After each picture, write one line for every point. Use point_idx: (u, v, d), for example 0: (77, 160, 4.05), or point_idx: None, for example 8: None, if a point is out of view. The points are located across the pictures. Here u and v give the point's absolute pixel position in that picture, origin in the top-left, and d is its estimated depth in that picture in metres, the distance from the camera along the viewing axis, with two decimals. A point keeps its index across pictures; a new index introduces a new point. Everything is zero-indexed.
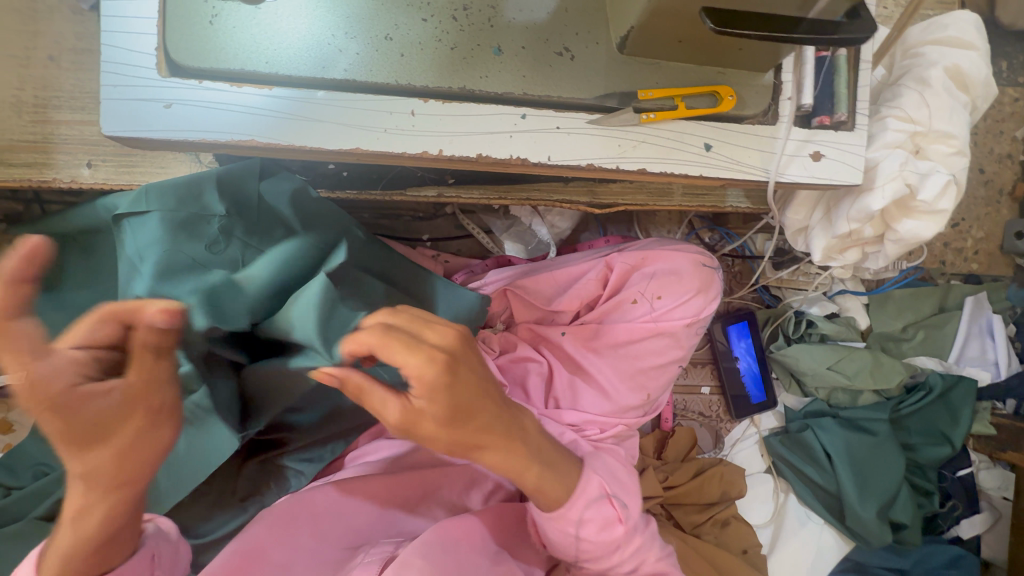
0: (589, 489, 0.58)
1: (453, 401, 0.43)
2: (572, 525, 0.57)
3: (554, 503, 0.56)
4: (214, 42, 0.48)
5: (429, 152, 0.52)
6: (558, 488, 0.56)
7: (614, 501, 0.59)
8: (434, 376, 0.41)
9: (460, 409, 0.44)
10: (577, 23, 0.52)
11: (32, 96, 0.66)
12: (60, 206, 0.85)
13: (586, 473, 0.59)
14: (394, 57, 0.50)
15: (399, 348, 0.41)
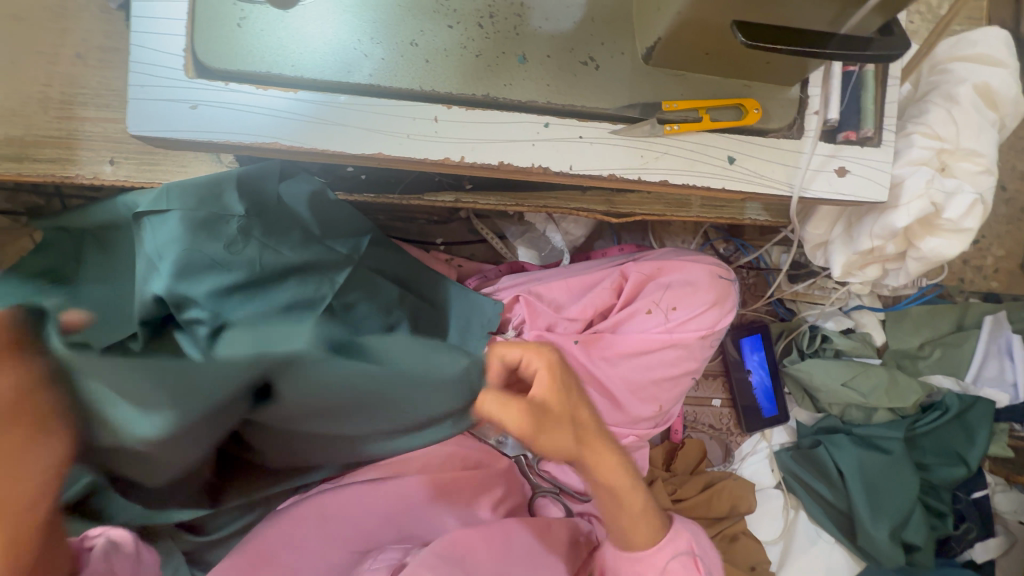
0: (678, 543, 0.62)
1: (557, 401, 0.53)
2: (654, 572, 0.60)
3: (639, 546, 0.60)
4: (241, 44, 0.48)
5: (451, 159, 0.52)
6: (647, 527, 0.60)
7: (699, 561, 0.62)
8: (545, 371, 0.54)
9: (569, 419, 0.53)
10: (603, 33, 0.52)
11: (58, 93, 0.67)
12: (80, 201, 0.85)
13: (672, 530, 0.62)
14: (419, 63, 0.50)
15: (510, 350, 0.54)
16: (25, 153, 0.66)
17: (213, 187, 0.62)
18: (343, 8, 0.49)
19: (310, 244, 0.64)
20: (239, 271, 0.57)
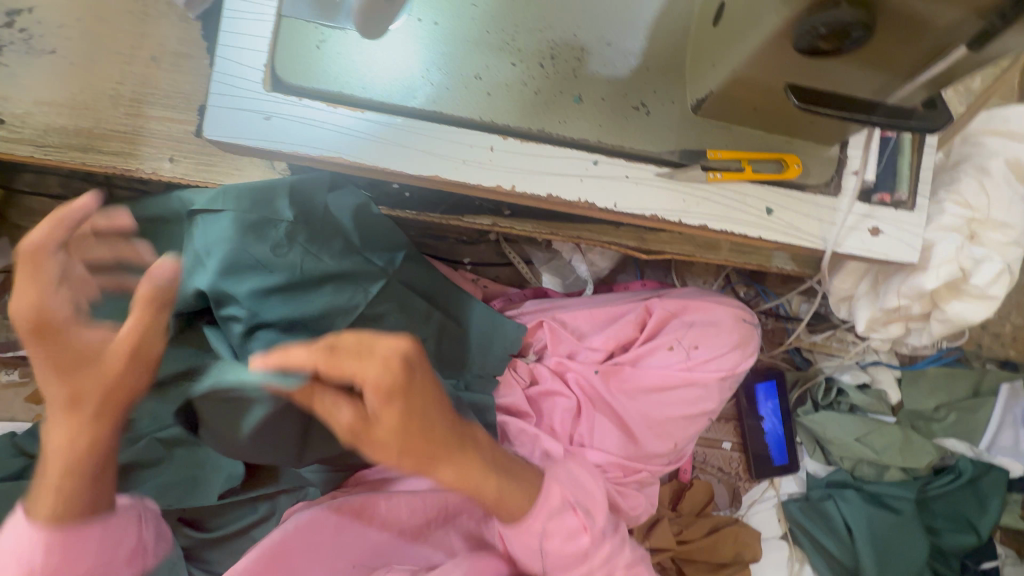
0: (551, 500, 0.61)
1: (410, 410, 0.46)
2: (536, 537, 0.61)
3: (517, 513, 0.60)
4: (318, 64, 0.52)
5: (501, 187, 0.55)
6: (516, 499, 0.59)
7: (577, 510, 0.63)
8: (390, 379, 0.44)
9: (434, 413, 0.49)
10: (656, 82, 0.55)
11: (130, 91, 0.71)
12: (127, 192, 0.88)
13: (547, 484, 0.62)
14: (481, 95, 0.53)
15: (353, 359, 0.44)
16: (91, 144, 0.70)
17: (266, 193, 0.63)
18: (416, 39, 0.52)
19: (348, 254, 0.68)
20: (280, 275, 0.63)
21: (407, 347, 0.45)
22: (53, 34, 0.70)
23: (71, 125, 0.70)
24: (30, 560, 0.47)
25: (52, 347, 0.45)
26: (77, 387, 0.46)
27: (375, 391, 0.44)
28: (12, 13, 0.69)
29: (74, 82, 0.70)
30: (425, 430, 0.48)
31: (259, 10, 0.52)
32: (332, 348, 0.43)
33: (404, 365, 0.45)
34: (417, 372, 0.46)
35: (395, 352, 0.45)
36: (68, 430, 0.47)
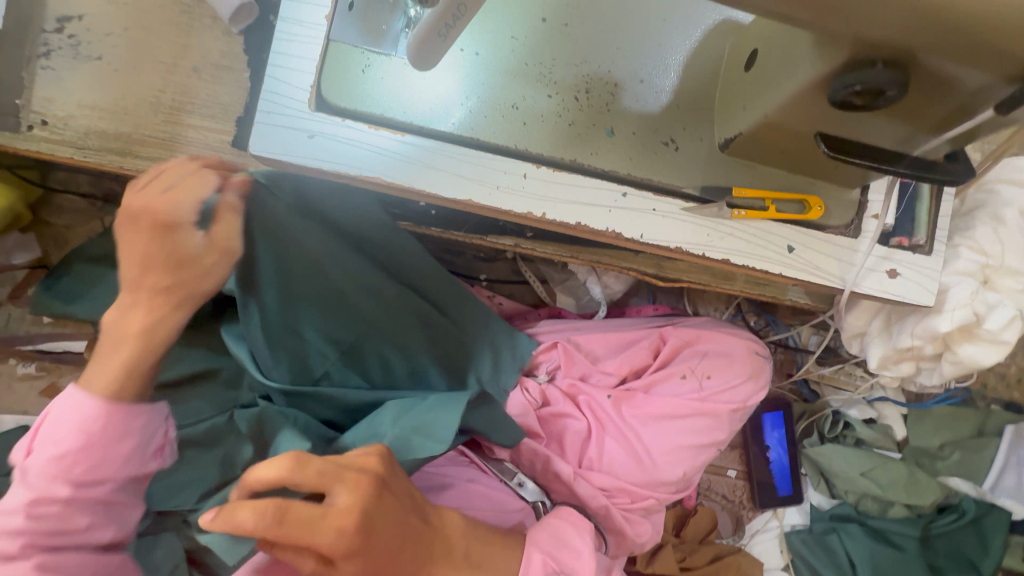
0: (531, 571, 0.59)
1: (374, 553, 0.46)
2: None
3: None
4: (363, 86, 0.53)
5: (532, 214, 0.56)
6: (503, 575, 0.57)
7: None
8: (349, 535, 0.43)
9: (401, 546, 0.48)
10: (685, 119, 0.57)
11: (170, 99, 0.73)
12: None
13: (527, 551, 0.60)
14: (517, 124, 0.55)
15: (303, 524, 0.42)
16: (130, 148, 0.72)
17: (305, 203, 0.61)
18: (457, 67, 0.54)
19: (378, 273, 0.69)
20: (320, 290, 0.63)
21: (364, 494, 0.45)
22: (100, 41, 0.73)
23: (111, 130, 0.72)
24: (86, 430, 0.51)
25: (169, 239, 0.49)
26: (177, 283, 0.51)
27: (338, 549, 0.43)
28: (62, 19, 0.72)
29: (117, 88, 0.72)
30: (385, 552, 0.47)
31: (309, 34, 0.55)
32: (280, 514, 0.42)
33: (359, 518, 0.44)
34: (373, 511, 0.45)
35: (354, 487, 0.45)
36: (138, 324, 0.52)
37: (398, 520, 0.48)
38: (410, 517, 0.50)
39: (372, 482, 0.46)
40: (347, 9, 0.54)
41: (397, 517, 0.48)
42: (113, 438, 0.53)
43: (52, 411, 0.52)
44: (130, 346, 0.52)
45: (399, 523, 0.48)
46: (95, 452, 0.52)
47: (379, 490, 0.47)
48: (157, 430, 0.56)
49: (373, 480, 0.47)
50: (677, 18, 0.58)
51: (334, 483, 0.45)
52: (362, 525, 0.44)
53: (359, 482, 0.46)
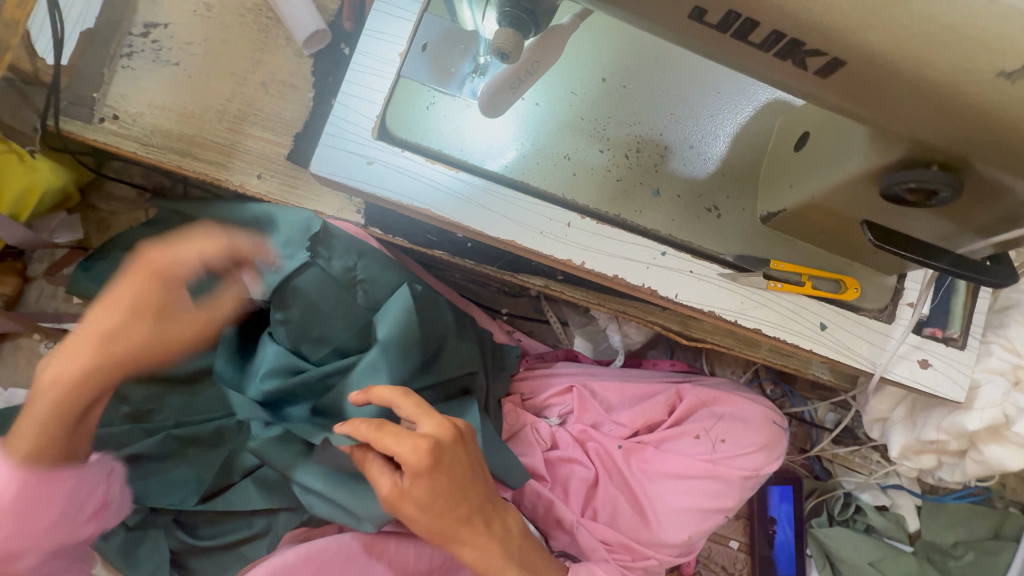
0: None
1: (436, 488, 0.50)
2: None
3: None
4: (425, 122, 0.56)
5: (571, 261, 0.57)
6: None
7: None
8: (419, 462, 0.49)
9: (465, 488, 0.53)
10: (730, 188, 0.58)
11: (235, 109, 0.76)
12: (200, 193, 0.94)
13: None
14: (567, 174, 0.57)
15: (392, 438, 0.49)
16: (190, 150, 0.75)
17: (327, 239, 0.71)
18: (516, 114, 0.57)
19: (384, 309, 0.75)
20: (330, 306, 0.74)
21: (449, 434, 0.52)
22: (179, 48, 0.77)
23: (175, 131, 0.75)
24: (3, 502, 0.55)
25: (160, 293, 0.56)
26: (128, 326, 0.54)
27: (413, 462, 0.49)
28: (148, 24, 0.77)
29: (188, 93, 0.76)
30: (447, 491, 0.51)
31: (382, 68, 0.58)
32: (380, 424, 0.50)
33: (436, 446, 0.50)
34: (450, 449, 0.51)
35: (443, 423, 0.52)
36: (70, 367, 0.53)
37: (465, 465, 0.53)
38: (475, 477, 0.55)
39: (458, 430, 0.53)
40: (421, 49, 0.57)
41: (469, 454, 0.54)
42: (30, 508, 0.57)
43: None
44: (54, 389, 0.53)
45: (468, 476, 0.53)
46: (11, 522, 0.57)
47: (461, 437, 0.53)
48: (86, 494, 0.65)
49: (459, 426, 0.53)
50: (730, 92, 0.60)
51: (428, 415, 0.53)
52: (440, 455, 0.50)
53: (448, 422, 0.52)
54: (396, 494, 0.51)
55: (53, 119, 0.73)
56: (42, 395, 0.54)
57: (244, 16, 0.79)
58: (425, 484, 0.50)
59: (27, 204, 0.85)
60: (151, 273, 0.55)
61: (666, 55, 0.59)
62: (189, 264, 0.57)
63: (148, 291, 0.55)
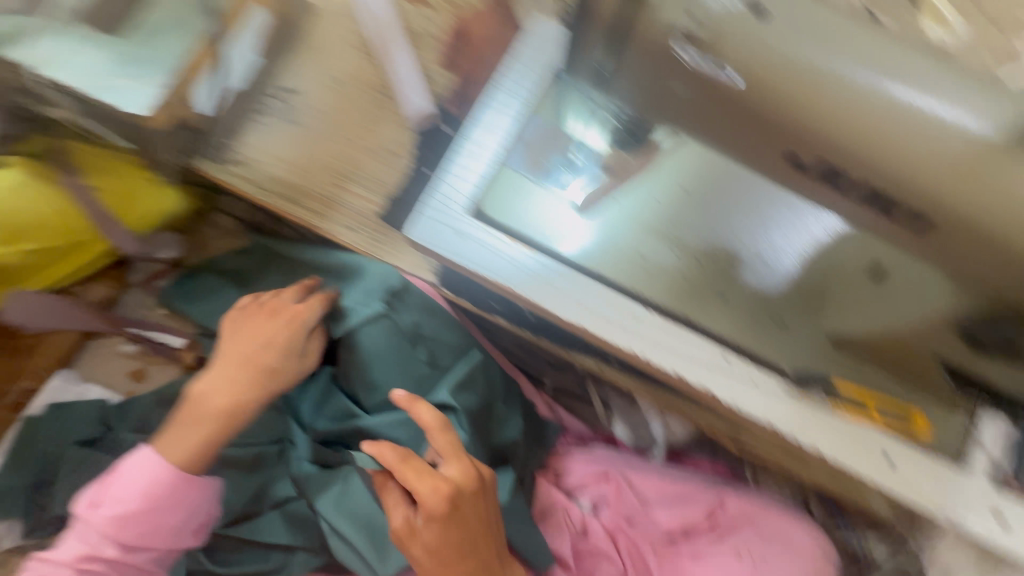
0: None
1: (446, 533, 0.61)
2: None
3: None
4: (514, 208, 0.63)
5: (634, 352, 0.60)
6: None
7: None
8: (434, 503, 0.60)
9: (473, 537, 0.63)
10: (798, 304, 0.59)
11: (341, 167, 0.86)
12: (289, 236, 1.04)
13: None
14: (639, 271, 0.61)
15: (414, 474, 0.62)
16: (297, 198, 0.85)
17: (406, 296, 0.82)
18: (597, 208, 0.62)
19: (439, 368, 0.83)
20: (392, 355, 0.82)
21: (469, 485, 0.63)
22: (305, 112, 0.88)
23: (287, 180, 0.85)
24: (149, 496, 0.72)
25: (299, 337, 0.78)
26: (281, 365, 0.77)
27: (436, 504, 0.60)
28: (284, 88, 0.89)
29: (305, 149, 0.87)
30: (456, 537, 0.62)
31: (481, 153, 0.64)
32: (405, 458, 0.63)
33: (454, 491, 0.61)
34: (468, 498, 0.63)
35: (463, 470, 0.63)
36: (229, 398, 0.74)
37: (478, 516, 0.64)
38: (488, 528, 0.65)
39: (478, 483, 0.64)
40: (520, 142, 0.64)
41: (483, 506, 0.64)
42: (170, 502, 0.73)
43: (127, 471, 0.73)
44: (215, 417, 0.73)
45: (481, 526, 0.64)
46: (145, 515, 0.72)
47: (481, 489, 0.64)
48: (201, 509, 0.75)
49: (480, 479, 0.65)
50: None
51: (453, 459, 0.63)
52: (456, 501, 0.62)
53: (472, 473, 0.64)
54: (407, 532, 0.62)
55: (188, 156, 0.85)
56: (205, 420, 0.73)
57: (365, 91, 0.90)
58: (442, 525, 0.61)
59: (147, 220, 0.97)
60: (295, 324, 0.78)
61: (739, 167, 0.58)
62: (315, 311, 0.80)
63: (292, 338, 0.78)
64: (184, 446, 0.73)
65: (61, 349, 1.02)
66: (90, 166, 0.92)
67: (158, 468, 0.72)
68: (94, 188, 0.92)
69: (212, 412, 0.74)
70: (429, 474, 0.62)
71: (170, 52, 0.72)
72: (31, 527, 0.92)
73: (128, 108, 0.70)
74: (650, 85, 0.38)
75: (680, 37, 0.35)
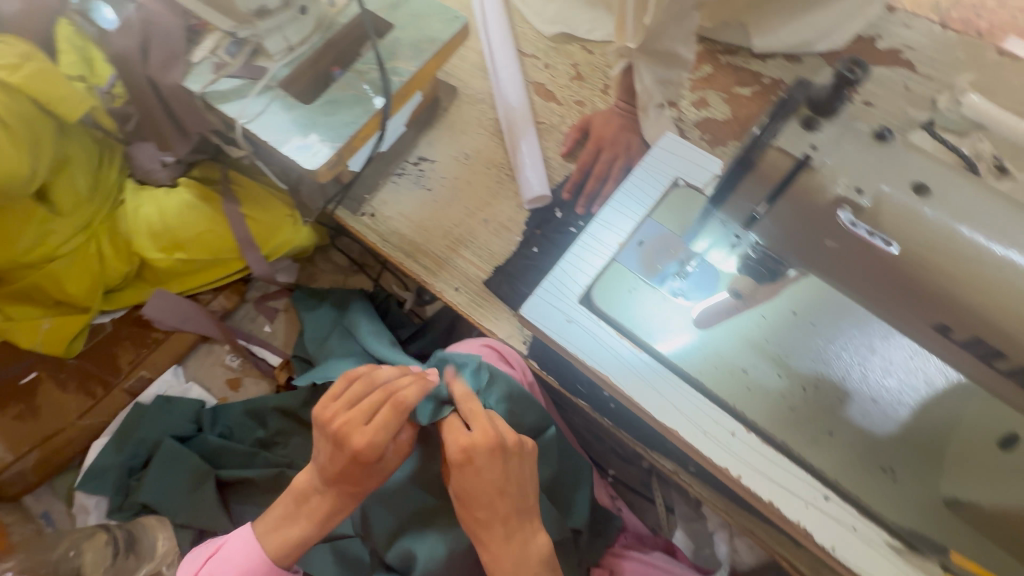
0: None
1: (461, 485, 0.62)
2: None
3: None
4: (623, 302, 0.66)
5: (728, 470, 0.59)
6: None
7: None
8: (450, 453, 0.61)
9: (489, 491, 0.61)
10: (910, 455, 0.57)
11: (457, 233, 0.94)
12: (393, 285, 1.21)
13: None
14: (741, 388, 0.61)
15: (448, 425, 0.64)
16: (414, 254, 0.94)
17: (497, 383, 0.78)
18: (714, 323, 0.64)
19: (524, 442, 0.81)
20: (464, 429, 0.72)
21: (483, 444, 0.60)
22: (435, 179, 0.99)
23: (410, 237, 0.95)
24: (241, 572, 0.71)
25: (373, 465, 0.65)
26: (362, 484, 0.68)
27: (451, 452, 0.61)
28: (421, 157, 1.01)
29: (429, 212, 0.96)
30: (474, 492, 0.61)
31: (598, 248, 0.70)
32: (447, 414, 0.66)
33: (468, 447, 0.60)
34: (483, 455, 0.60)
35: (488, 433, 0.61)
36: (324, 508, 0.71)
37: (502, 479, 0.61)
38: (503, 488, 0.61)
39: (497, 445, 0.60)
40: (636, 244, 0.68)
41: (507, 470, 0.61)
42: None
43: (228, 547, 0.73)
44: (309, 521, 0.71)
45: (496, 484, 0.61)
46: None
47: (499, 450, 0.60)
48: None
49: (500, 441, 0.61)
50: None
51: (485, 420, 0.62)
52: (471, 456, 0.60)
53: (489, 434, 0.60)
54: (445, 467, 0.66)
55: (332, 204, 0.98)
56: (302, 522, 0.72)
57: (490, 168, 0.99)
58: (456, 472, 0.61)
59: (278, 250, 1.10)
60: (361, 462, 0.63)
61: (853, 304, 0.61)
62: (381, 444, 0.62)
63: (365, 469, 0.65)
64: (280, 547, 0.71)
65: (176, 350, 1.13)
66: (248, 197, 1.08)
67: (250, 558, 0.71)
68: (247, 216, 1.07)
69: (312, 512, 0.71)
70: (458, 428, 0.63)
71: (344, 120, 0.84)
72: (116, 507, 1.00)
73: (302, 161, 0.81)
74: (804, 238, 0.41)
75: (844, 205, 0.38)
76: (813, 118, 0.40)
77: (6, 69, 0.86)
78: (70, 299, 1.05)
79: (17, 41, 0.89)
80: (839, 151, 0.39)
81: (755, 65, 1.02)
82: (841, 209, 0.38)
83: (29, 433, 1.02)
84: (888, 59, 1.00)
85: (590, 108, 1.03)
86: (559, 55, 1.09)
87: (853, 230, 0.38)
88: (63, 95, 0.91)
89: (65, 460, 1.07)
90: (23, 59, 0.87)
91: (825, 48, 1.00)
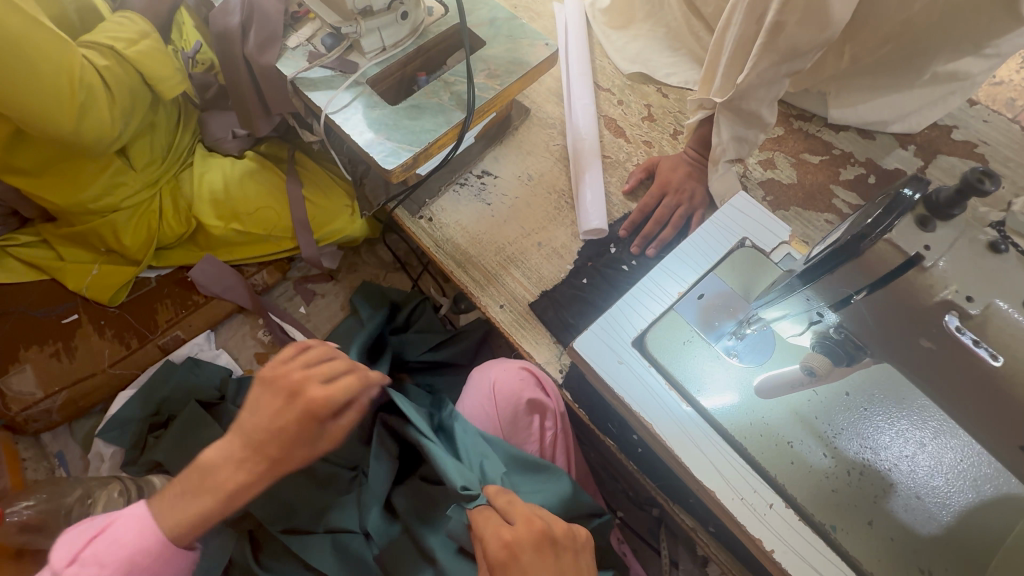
0: None
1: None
2: None
3: None
4: (678, 354, 0.66)
5: (762, 543, 0.58)
6: None
7: None
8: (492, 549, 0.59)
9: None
10: (952, 561, 0.55)
11: (511, 252, 0.96)
12: (431, 287, 1.24)
13: None
14: (785, 461, 0.60)
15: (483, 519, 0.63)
16: (465, 265, 0.95)
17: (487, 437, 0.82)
18: (775, 393, 0.63)
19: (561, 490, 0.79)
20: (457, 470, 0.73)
21: (530, 536, 0.59)
22: (496, 195, 1.00)
23: (463, 247, 0.96)
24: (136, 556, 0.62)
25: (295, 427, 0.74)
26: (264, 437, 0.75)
27: (492, 548, 0.59)
28: (484, 171, 1.03)
29: (486, 225, 0.98)
30: None
31: (658, 295, 0.71)
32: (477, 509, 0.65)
33: (512, 544, 0.59)
34: (529, 550, 0.58)
35: (532, 525, 0.60)
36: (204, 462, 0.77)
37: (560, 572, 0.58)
38: None
39: (542, 534, 0.60)
40: (697, 297, 0.69)
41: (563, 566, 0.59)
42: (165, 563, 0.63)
43: (119, 525, 0.63)
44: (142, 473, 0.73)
45: None
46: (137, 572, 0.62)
47: (545, 541, 0.59)
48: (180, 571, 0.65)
49: (546, 532, 0.60)
50: None
51: (525, 517, 0.61)
52: (515, 551, 0.58)
53: (534, 526, 0.60)
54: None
55: (394, 202, 1.00)
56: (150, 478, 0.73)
57: (550, 194, 1.00)
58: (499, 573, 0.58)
59: (330, 237, 1.13)
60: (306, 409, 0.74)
61: (912, 394, 0.58)
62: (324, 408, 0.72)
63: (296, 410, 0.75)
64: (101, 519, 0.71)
65: (214, 316, 1.15)
66: (312, 181, 1.12)
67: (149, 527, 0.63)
68: (308, 199, 1.10)
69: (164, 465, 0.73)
70: (496, 520, 0.62)
71: (425, 127, 0.86)
72: (130, 459, 1.02)
73: (378, 159, 0.81)
74: (903, 339, 0.48)
75: (953, 311, 0.45)
76: (927, 218, 0.45)
77: (124, 41, 0.90)
78: (123, 251, 1.07)
79: (138, 19, 0.94)
80: (951, 256, 0.45)
81: (828, 134, 1.03)
82: (948, 313, 0.45)
83: (61, 374, 1.04)
84: (962, 151, 1.00)
85: (657, 151, 1.04)
86: (634, 94, 1.10)
87: (958, 336, 0.45)
88: (165, 77, 0.96)
89: (87, 405, 1.08)
90: (140, 37, 0.92)
91: (901, 129, 1.00)
